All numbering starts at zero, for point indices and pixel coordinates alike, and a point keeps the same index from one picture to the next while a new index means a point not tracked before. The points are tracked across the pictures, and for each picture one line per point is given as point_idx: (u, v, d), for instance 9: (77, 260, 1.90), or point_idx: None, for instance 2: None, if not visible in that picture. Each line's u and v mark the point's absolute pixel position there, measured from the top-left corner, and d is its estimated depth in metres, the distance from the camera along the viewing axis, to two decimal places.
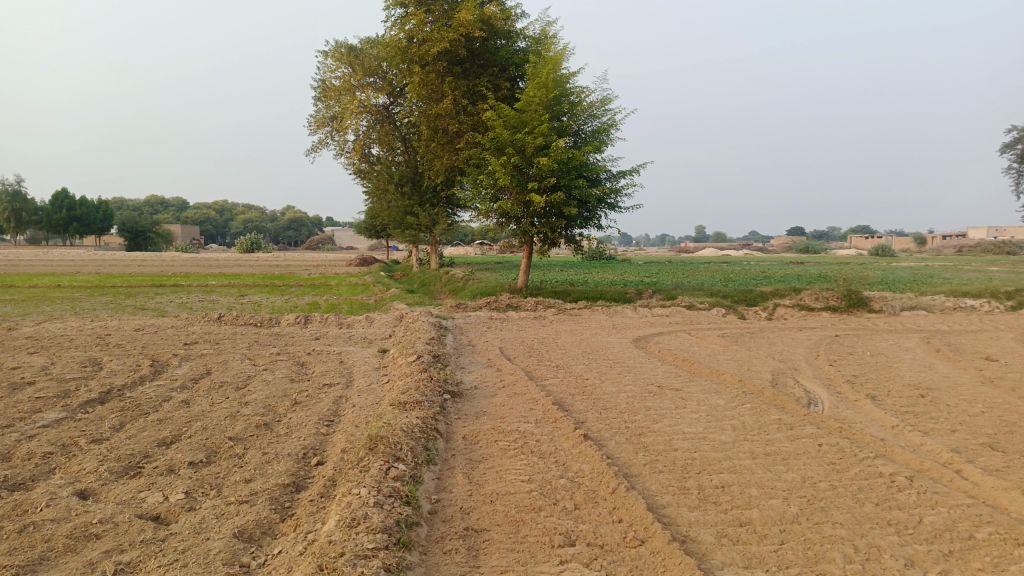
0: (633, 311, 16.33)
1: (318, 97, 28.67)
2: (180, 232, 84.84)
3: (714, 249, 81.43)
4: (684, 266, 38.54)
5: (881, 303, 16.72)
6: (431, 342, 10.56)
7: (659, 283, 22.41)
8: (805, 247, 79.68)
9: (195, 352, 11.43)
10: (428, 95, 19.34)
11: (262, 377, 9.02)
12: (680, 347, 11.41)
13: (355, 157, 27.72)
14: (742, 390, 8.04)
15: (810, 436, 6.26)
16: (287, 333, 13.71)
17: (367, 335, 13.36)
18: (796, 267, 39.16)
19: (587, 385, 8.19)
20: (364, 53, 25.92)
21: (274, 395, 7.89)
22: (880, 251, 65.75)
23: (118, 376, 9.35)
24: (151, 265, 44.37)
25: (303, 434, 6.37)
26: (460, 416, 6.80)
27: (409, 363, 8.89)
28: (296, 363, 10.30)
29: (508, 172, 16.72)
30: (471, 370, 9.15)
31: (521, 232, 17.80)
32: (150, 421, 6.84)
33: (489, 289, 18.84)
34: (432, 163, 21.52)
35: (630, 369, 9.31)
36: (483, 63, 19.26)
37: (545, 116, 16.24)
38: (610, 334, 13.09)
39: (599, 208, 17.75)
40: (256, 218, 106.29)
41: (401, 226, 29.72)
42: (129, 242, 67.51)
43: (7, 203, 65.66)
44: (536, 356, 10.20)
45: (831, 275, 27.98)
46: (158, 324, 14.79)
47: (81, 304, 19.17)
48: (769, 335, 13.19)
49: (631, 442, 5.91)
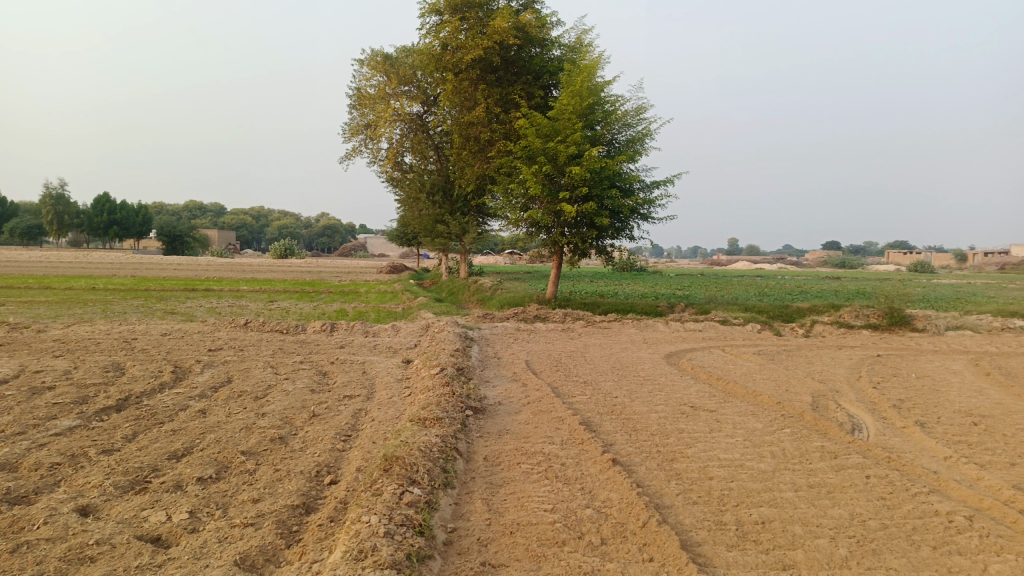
0: (665, 325, 15.89)
1: (352, 105, 28.74)
2: (217, 238, 86.17)
3: (748, 262, 80.19)
4: (718, 279, 37.86)
5: (925, 322, 16.06)
6: (456, 354, 10.28)
7: (692, 296, 21.89)
8: (842, 261, 78.13)
9: (218, 359, 11.30)
10: (460, 102, 19.16)
11: (282, 387, 8.82)
12: (715, 365, 10.97)
13: (387, 165, 27.69)
14: (781, 413, 7.60)
15: (856, 466, 5.81)
16: (312, 341, 13.55)
17: (392, 345, 13.14)
18: (834, 283, 38.20)
19: (616, 403, 7.83)
20: (399, 61, 25.90)
21: (292, 407, 7.66)
22: (918, 267, 64.14)
23: (139, 382, 9.23)
24: (185, 269, 44.91)
25: (318, 450, 6.10)
26: (482, 434, 6.49)
27: (431, 376, 8.62)
28: (318, 372, 10.09)
29: (540, 181, 16.43)
30: (496, 385, 8.84)
31: (551, 241, 17.48)
32: (163, 431, 6.65)
33: (517, 299, 18.54)
34: (463, 171, 21.32)
35: (662, 387, 8.92)
36: (516, 71, 19.03)
37: (579, 124, 15.93)
38: (641, 349, 12.70)
39: (632, 219, 17.37)
40: (290, 224, 107.55)
41: (431, 235, 29.61)
42: (167, 246, 68.67)
43: (50, 206, 67.25)
44: (563, 371, 9.85)
45: (870, 292, 27.17)
46: (185, 329, 14.75)
47: (111, 307, 19.27)
48: (808, 354, 12.66)
49: (662, 469, 5.54)
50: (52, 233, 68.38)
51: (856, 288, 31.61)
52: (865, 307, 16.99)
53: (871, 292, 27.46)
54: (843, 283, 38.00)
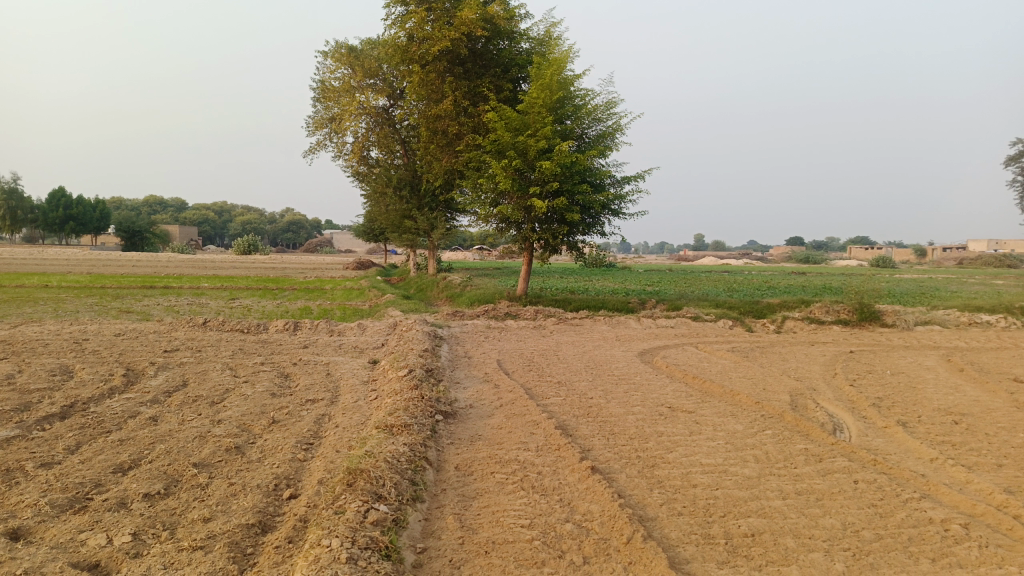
0: (637, 322, 15.69)
1: (316, 98, 28.07)
2: (178, 234, 84.20)
3: (715, 258, 80.86)
4: (687, 275, 37.92)
5: (894, 317, 16.11)
6: (425, 354, 9.91)
7: (662, 293, 21.77)
8: (806, 257, 79.18)
9: (174, 361, 10.77)
10: (427, 95, 18.72)
11: (241, 391, 8.36)
12: (689, 362, 10.77)
13: (353, 159, 27.09)
14: (760, 413, 7.39)
15: (842, 471, 5.60)
16: (275, 340, 13.05)
17: (358, 344, 12.70)
18: (800, 279, 38.54)
19: (592, 405, 7.55)
20: (365, 53, 25.33)
21: (250, 413, 7.23)
22: (879, 262, 65.34)
23: (87, 387, 8.68)
24: (145, 266, 43.54)
25: (277, 461, 5.70)
26: (453, 441, 6.14)
27: (399, 378, 8.24)
28: (280, 374, 9.64)
29: (509, 176, 16.10)
30: (467, 386, 8.49)
31: (521, 237, 17.17)
32: (110, 441, 6.18)
33: (486, 296, 18.19)
34: (431, 165, 20.88)
35: (637, 387, 8.67)
36: (484, 64, 18.65)
37: (549, 118, 15.62)
38: (613, 346, 12.45)
39: (602, 214, 17.13)
40: (255, 220, 105.60)
41: (398, 230, 29.08)
42: (126, 242, 66.81)
43: (2, 201, 64.85)
44: (536, 371, 9.55)
45: (836, 287, 27.38)
46: (140, 329, 14.11)
47: (63, 306, 18.44)
48: (781, 350, 12.55)
49: (644, 476, 5.27)
50: (5, 228, 66.02)
51: (821, 283, 31.95)
52: (835, 303, 17.00)
53: (837, 287, 27.67)
54: (807, 278, 38.34)
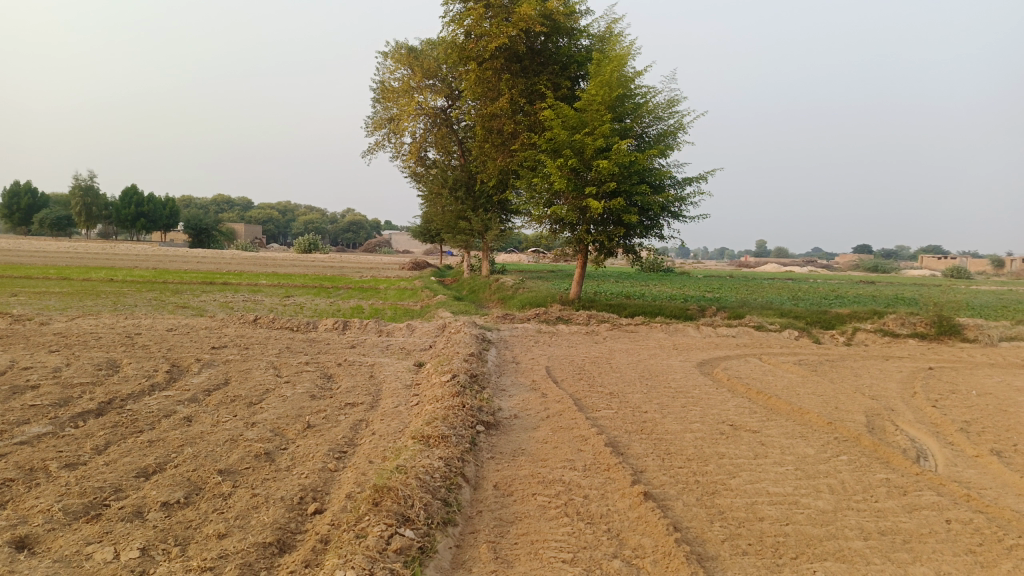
0: (696, 330, 14.98)
1: (376, 99, 28.12)
2: (243, 232, 86.39)
3: (778, 264, 78.44)
4: (747, 282, 36.67)
5: (976, 332, 14.97)
6: (471, 359, 9.52)
7: (723, 300, 20.95)
8: (874, 266, 76.08)
9: (220, 358, 10.65)
10: (483, 93, 18.39)
11: (281, 392, 8.11)
12: (752, 375, 10.10)
13: (410, 160, 27.02)
14: (833, 436, 6.73)
15: (932, 507, 4.92)
16: (322, 339, 12.86)
17: (405, 345, 12.39)
18: (869, 288, 36.80)
19: (646, 420, 7.01)
20: (424, 54, 25.21)
21: (286, 416, 6.93)
22: (953, 272, 62.26)
23: (129, 383, 8.56)
24: (207, 262, 44.54)
25: (305, 470, 5.35)
26: (494, 455, 5.70)
27: (442, 383, 7.84)
28: (323, 375, 9.37)
29: (564, 176, 15.61)
30: (513, 394, 8.05)
31: (576, 239, 16.65)
32: (139, 442, 5.95)
33: (539, 299, 17.74)
34: (486, 165, 20.53)
35: (696, 401, 8.07)
36: (542, 62, 18.20)
37: (608, 116, 15.07)
38: (670, 356, 11.83)
39: (661, 217, 16.46)
40: (316, 219, 107.61)
41: (453, 231, 28.87)
42: (193, 239, 68.78)
43: (78, 198, 67.41)
44: (586, 380, 9.05)
45: (908, 298, 25.94)
46: (192, 324, 14.13)
47: (123, 300, 18.77)
48: (852, 365, 11.72)
49: (703, 505, 4.73)
50: (80, 224, 68.68)
51: (891, 293, 30.47)
52: (909, 314, 15.95)
53: (910, 298, 26.23)
54: (877, 288, 36.60)
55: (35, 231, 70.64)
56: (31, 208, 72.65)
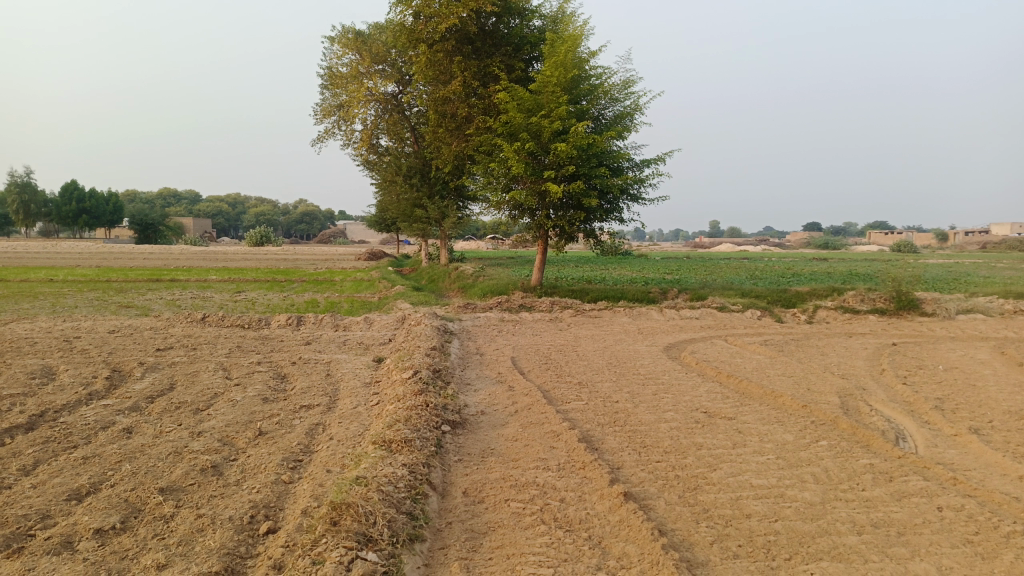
0: (659, 313, 14.81)
1: (324, 86, 27.30)
2: (192, 227, 83.94)
3: (733, 244, 79.37)
4: (705, 262, 36.90)
5: (934, 305, 15.13)
6: (433, 352, 9.13)
7: (683, 281, 20.91)
8: (825, 243, 77.63)
9: (165, 361, 10.05)
10: (435, 76, 17.86)
11: (231, 396, 7.62)
12: (721, 358, 9.93)
13: (362, 147, 26.30)
14: (809, 419, 6.56)
15: (921, 493, 4.74)
16: (276, 337, 12.30)
17: (364, 340, 11.92)
18: (824, 264, 37.34)
19: (619, 411, 6.74)
20: (372, 38, 24.50)
21: (236, 423, 6.46)
22: (900, 248, 63.96)
23: (65, 392, 7.95)
24: (155, 258, 42.98)
25: (257, 484, 4.91)
26: (462, 458, 5.35)
27: (403, 380, 7.43)
28: (276, 376, 8.87)
29: (522, 160, 15.23)
30: (478, 389, 7.69)
31: (536, 225, 16.33)
32: (72, 459, 5.43)
33: (500, 286, 17.37)
34: (441, 151, 20.01)
35: (667, 389, 7.83)
36: (495, 43, 17.75)
37: (564, 97, 14.71)
38: (636, 341, 11.60)
39: (621, 200, 16.22)
40: (268, 211, 105.25)
41: (409, 220, 28.26)
42: (140, 236, 66.46)
43: (15, 195, 64.42)
44: (554, 370, 8.73)
45: (862, 274, 26.30)
46: (136, 325, 13.41)
47: (63, 301, 17.83)
48: (818, 343, 11.66)
49: (686, 504, 4.45)
50: (18, 222, 65.77)
51: (846, 269, 30.96)
52: (868, 291, 16.06)
53: (863, 274, 26.65)
54: (831, 264, 37.21)
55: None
56: None
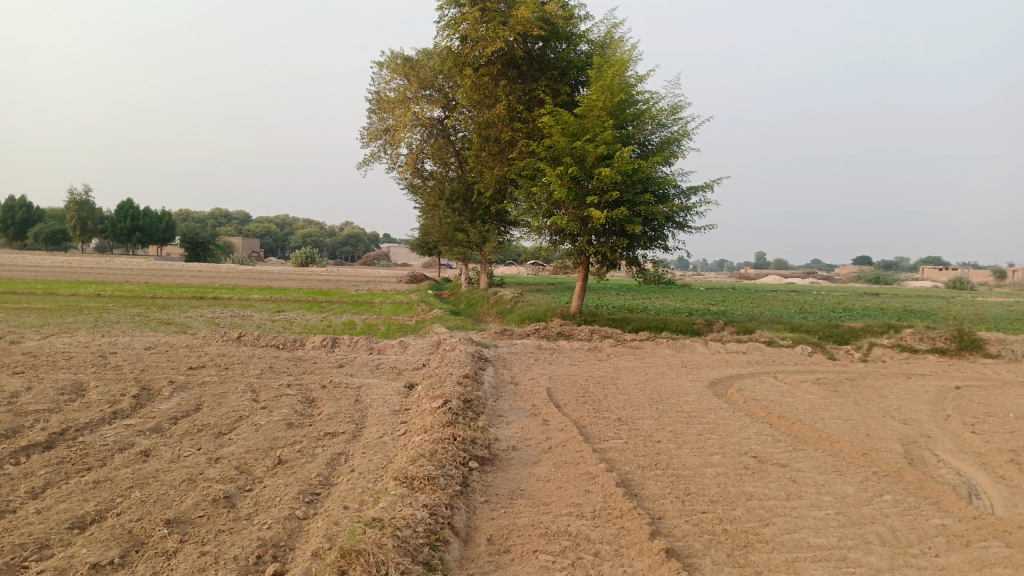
0: (704, 346, 14.25)
1: (372, 110, 27.54)
2: (240, 246, 85.66)
3: (780, 277, 77.58)
4: (751, 294, 35.96)
5: (999, 346, 14.25)
6: (466, 380, 8.79)
7: (729, 313, 20.26)
8: (875, 277, 75.42)
9: (196, 379, 9.89)
10: (480, 99, 17.74)
11: (254, 420, 7.36)
12: (770, 396, 9.38)
13: (406, 171, 26.33)
14: (871, 469, 6.01)
15: (1006, 563, 4.18)
16: (309, 358, 12.11)
17: (397, 364, 11.63)
18: (876, 300, 36.03)
19: (660, 452, 6.28)
20: (420, 63, 24.64)
21: (256, 449, 6.18)
22: (955, 284, 61.85)
23: (90, 410, 7.79)
24: (202, 277, 43.65)
25: (269, 519, 4.59)
26: (489, 499, 4.96)
27: (431, 410, 7.08)
28: (304, 399, 8.61)
29: (565, 185, 14.90)
30: (511, 421, 7.29)
31: (577, 251, 15.94)
32: (83, 483, 5.20)
33: (538, 313, 16.99)
34: (483, 175, 19.83)
35: (713, 429, 7.32)
36: (541, 68, 17.58)
37: (610, 122, 14.39)
38: (679, 375, 11.08)
39: (666, 227, 15.76)
40: (314, 232, 106.96)
41: (450, 244, 28.12)
42: (190, 254, 67.94)
43: (73, 212, 66.57)
44: (591, 404, 8.29)
45: (917, 310, 25.26)
46: (172, 342, 13.37)
47: (105, 316, 18.00)
48: (874, 384, 10.98)
49: (735, 565, 3.98)
50: (75, 238, 67.85)
51: (901, 306, 29.76)
52: (925, 329, 15.25)
53: (918, 311, 25.57)
54: (883, 300, 35.92)
55: (30, 245, 69.84)
56: (26, 222, 71.87)
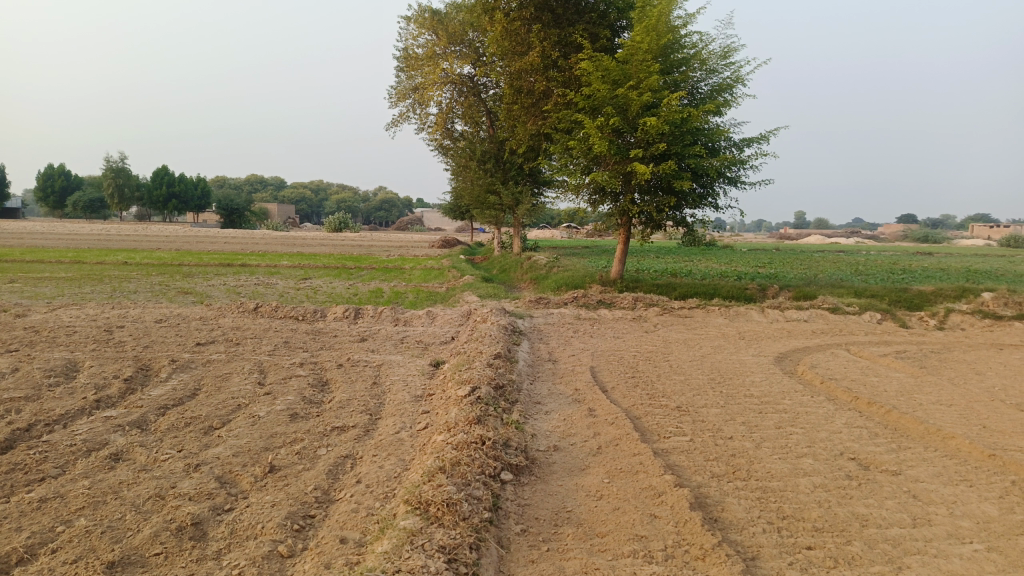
0: (760, 314, 12.93)
1: (399, 68, 26.18)
2: (275, 212, 85.60)
3: (824, 236, 74.85)
4: (799, 255, 34.16)
5: None
6: (499, 359, 7.69)
7: (781, 276, 18.80)
8: (924, 235, 72.27)
9: (200, 358, 8.94)
10: (511, 47, 16.34)
11: (254, 409, 6.34)
12: (850, 374, 8.13)
13: (436, 131, 25.03)
14: (1009, 478, 4.77)
15: None
16: (328, 331, 11.12)
17: (423, 338, 10.57)
18: (934, 260, 33.93)
19: (737, 455, 5.10)
20: (449, 17, 23.15)
21: (247, 452, 5.14)
22: (1011, 243, 58.89)
23: (72, 397, 6.86)
24: (234, 243, 43.00)
25: (243, 559, 3.55)
26: (527, 528, 3.84)
27: (457, 400, 5.98)
28: (315, 381, 7.56)
29: (606, 137, 13.54)
30: (551, 412, 6.16)
31: (618, 211, 14.61)
32: (26, 502, 4.20)
33: (576, 279, 15.78)
34: (514, 131, 18.48)
35: (793, 421, 6.12)
36: (577, 10, 16.10)
37: (656, 66, 12.95)
38: (739, 349, 9.83)
39: (716, 183, 14.33)
40: (347, 198, 106.37)
41: (482, 207, 26.85)
42: (225, 220, 67.74)
43: (110, 179, 66.73)
44: (644, 388, 7.10)
45: (985, 272, 23.41)
46: (185, 314, 12.48)
47: (124, 286, 17.24)
48: (965, 358, 9.60)
49: None
50: (112, 205, 68.00)
51: (965, 266, 27.75)
52: (1008, 293, 13.67)
53: (984, 271, 23.72)
54: (940, 260, 33.85)
55: (68, 213, 70.33)
56: (66, 190, 72.48)
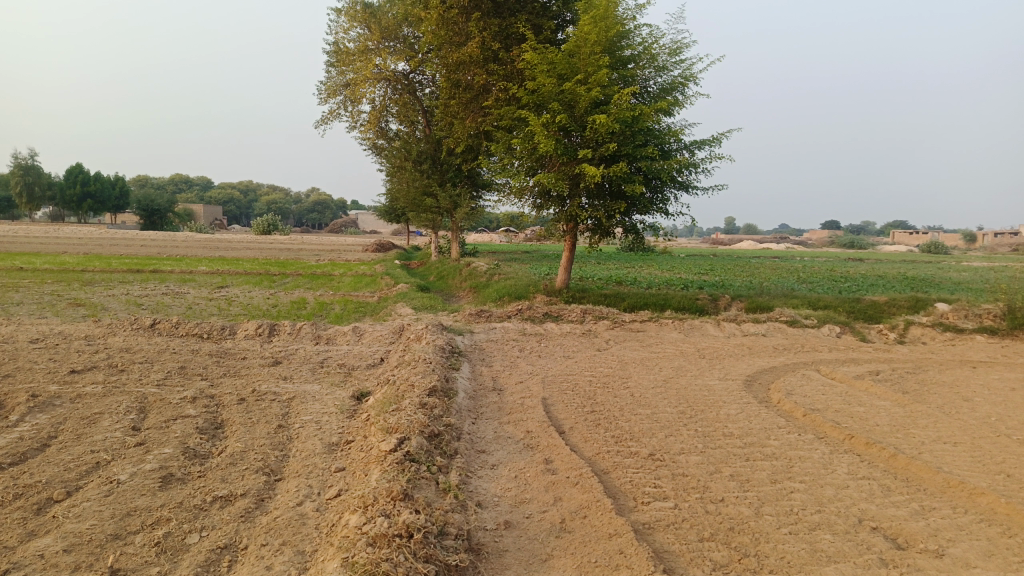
0: (716, 328, 12.06)
1: (330, 63, 24.51)
2: (202, 214, 81.62)
3: (757, 241, 76.11)
4: (739, 261, 33.91)
5: None
6: (434, 395, 6.41)
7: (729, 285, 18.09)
8: (851, 240, 74.24)
9: (69, 391, 7.35)
10: (448, 38, 15.12)
11: (114, 470, 4.89)
12: (832, 403, 7.19)
13: (369, 130, 23.49)
14: None
15: None
16: (236, 353, 9.62)
17: (347, 361, 9.20)
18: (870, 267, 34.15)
19: (738, 531, 4.00)
20: (382, 10, 21.65)
21: (84, 545, 3.73)
22: (932, 249, 60.95)
23: None
24: (154, 246, 40.22)
25: None
26: None
27: (380, 456, 4.71)
28: (206, 424, 6.12)
29: (552, 136, 12.45)
30: (498, 467, 4.97)
31: (564, 216, 13.53)
32: None
33: (518, 289, 14.63)
34: (451, 129, 17.24)
35: (789, 472, 5.09)
36: (519, 2, 15.03)
37: (605, 59, 11.94)
38: (702, 370, 8.84)
39: (667, 188, 13.39)
40: (279, 199, 102.65)
41: (418, 210, 25.41)
42: (146, 222, 63.87)
43: (19, 178, 62.13)
44: (607, 428, 5.96)
45: (925, 279, 23.35)
46: (68, 332, 10.71)
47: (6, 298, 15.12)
48: (943, 379, 8.83)
49: None
50: (21, 205, 63.22)
51: (902, 273, 27.77)
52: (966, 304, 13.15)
53: (922, 278, 23.70)
54: (873, 266, 34.20)
55: None
56: None
